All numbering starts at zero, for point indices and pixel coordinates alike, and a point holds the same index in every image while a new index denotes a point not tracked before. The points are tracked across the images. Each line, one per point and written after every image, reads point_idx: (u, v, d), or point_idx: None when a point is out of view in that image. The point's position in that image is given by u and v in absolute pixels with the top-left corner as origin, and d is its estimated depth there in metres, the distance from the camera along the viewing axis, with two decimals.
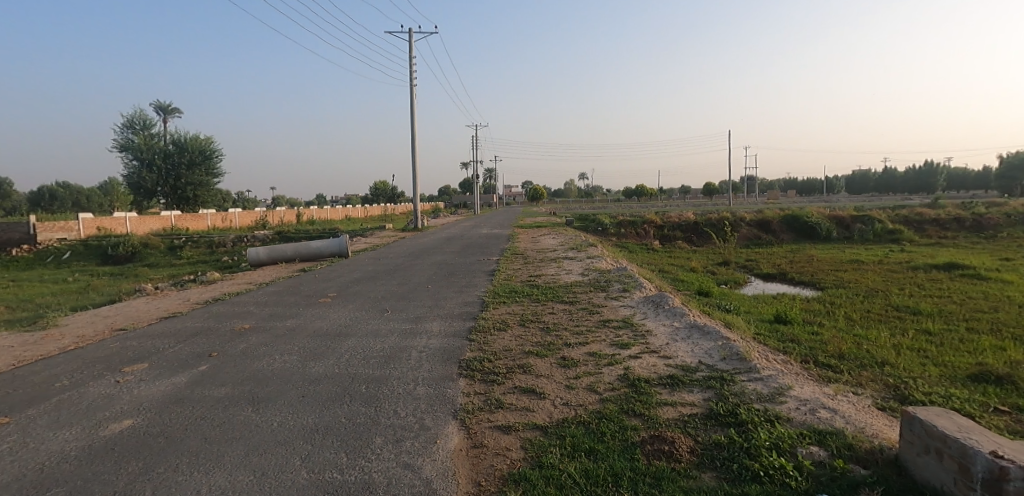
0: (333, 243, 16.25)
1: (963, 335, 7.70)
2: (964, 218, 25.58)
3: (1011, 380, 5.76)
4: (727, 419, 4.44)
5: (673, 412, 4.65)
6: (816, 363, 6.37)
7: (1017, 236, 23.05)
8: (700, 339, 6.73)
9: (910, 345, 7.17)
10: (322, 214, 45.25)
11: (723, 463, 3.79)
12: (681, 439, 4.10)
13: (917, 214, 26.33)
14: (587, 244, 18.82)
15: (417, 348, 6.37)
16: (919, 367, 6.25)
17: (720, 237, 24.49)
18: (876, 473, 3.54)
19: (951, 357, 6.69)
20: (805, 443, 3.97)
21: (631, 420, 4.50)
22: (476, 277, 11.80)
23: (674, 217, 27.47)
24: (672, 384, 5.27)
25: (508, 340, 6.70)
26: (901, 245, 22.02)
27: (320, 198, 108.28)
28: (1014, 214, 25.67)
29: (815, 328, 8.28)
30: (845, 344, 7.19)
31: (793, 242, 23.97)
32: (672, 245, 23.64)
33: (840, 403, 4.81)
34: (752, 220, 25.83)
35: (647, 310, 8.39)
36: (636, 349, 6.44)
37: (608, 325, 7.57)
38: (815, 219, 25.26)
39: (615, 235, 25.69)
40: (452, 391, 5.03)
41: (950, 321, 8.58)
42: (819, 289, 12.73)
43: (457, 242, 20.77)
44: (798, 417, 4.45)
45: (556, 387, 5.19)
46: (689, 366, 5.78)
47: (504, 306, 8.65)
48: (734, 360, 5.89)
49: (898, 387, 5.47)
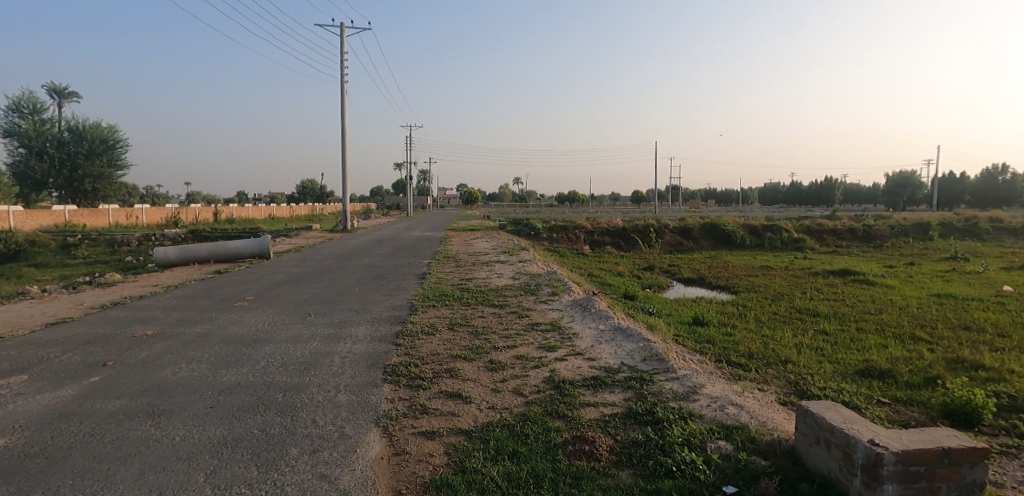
0: (253, 244, 15.50)
1: (854, 335, 8.43)
2: (856, 228, 27.89)
3: (893, 374, 6.36)
4: (645, 417, 4.64)
5: (595, 412, 4.80)
6: (728, 362, 6.76)
7: (899, 246, 25.44)
8: (623, 341, 6.97)
9: (810, 344, 7.75)
10: (243, 213, 43.14)
11: (639, 461, 3.96)
12: (601, 438, 4.24)
13: (818, 224, 28.34)
14: (519, 248, 19.09)
15: (340, 354, 6.18)
16: (817, 364, 6.76)
17: (646, 243, 25.38)
18: (774, 463, 3.82)
19: (842, 354, 7.31)
20: (713, 438, 4.22)
21: (555, 422, 4.60)
22: (405, 280, 11.63)
23: (604, 222, 28.15)
24: (595, 385, 5.43)
25: (436, 344, 6.65)
26: (804, 253, 23.75)
27: (241, 196, 103.49)
28: (896, 226, 28.34)
29: (728, 329, 8.81)
30: (754, 344, 7.67)
31: (711, 249, 25.25)
32: (600, 249, 24.35)
33: (746, 399, 5.12)
34: (675, 227, 26.98)
35: (574, 313, 8.58)
36: (562, 352, 6.58)
37: (536, 328, 7.67)
38: (732, 227, 26.73)
39: (546, 240, 26.09)
40: (376, 397, 4.91)
41: (844, 322, 9.34)
42: (734, 293, 13.50)
43: (388, 245, 20.37)
44: (709, 413, 4.72)
45: (482, 391, 5.21)
46: (612, 367, 5.98)
47: (432, 310, 8.57)
48: (654, 360, 6.15)
49: (798, 383, 5.91)
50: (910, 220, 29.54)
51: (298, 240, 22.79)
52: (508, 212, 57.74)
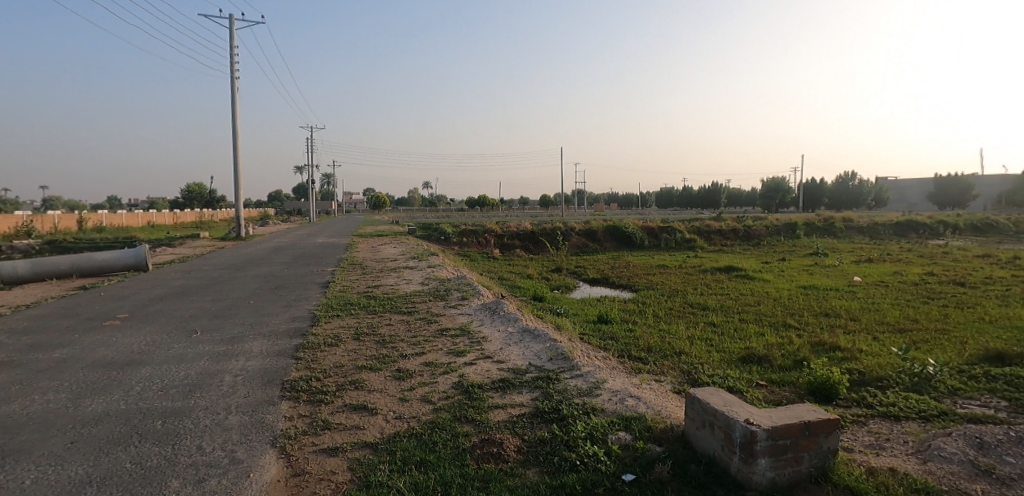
0: (125, 255, 14.15)
1: (738, 325, 9.16)
2: (738, 228, 30.27)
3: (769, 359, 6.99)
4: (550, 415, 4.78)
5: (504, 414, 4.86)
6: (630, 356, 7.09)
7: (775, 244, 27.96)
8: (531, 342, 7.10)
9: (701, 336, 8.33)
10: (117, 221, 39.19)
11: (546, 458, 4.09)
12: (509, 439, 4.32)
13: (707, 225, 30.42)
14: (428, 253, 18.87)
15: (231, 372, 5.80)
16: (706, 354, 7.28)
17: (554, 245, 26.00)
18: (667, 449, 4.15)
19: (728, 343, 7.92)
20: (614, 430, 4.47)
21: (464, 427, 4.60)
22: (307, 290, 11.12)
23: (512, 226, 28.49)
24: (504, 388, 5.49)
25: (340, 356, 6.41)
26: (695, 252, 25.44)
27: (115, 203, 93.98)
28: (771, 226, 31.13)
29: (629, 325, 9.25)
30: (652, 338, 8.11)
31: (614, 250, 26.36)
32: (510, 253, 24.63)
33: (644, 391, 5.41)
34: (580, 230, 27.87)
35: (483, 317, 8.63)
36: (471, 356, 6.59)
37: (445, 334, 7.62)
38: (632, 228, 28.06)
39: (456, 244, 25.98)
40: (271, 416, 4.66)
41: (730, 314, 10.13)
42: (634, 291, 14.18)
43: (287, 252, 19.37)
44: (610, 407, 4.94)
45: (389, 401, 5.10)
46: (520, 368, 6.08)
47: (336, 320, 8.27)
48: (560, 359, 6.32)
49: (691, 372, 6.34)
50: (782, 221, 32.56)
51: (183, 250, 21.05)
52: (417, 217, 56.75)
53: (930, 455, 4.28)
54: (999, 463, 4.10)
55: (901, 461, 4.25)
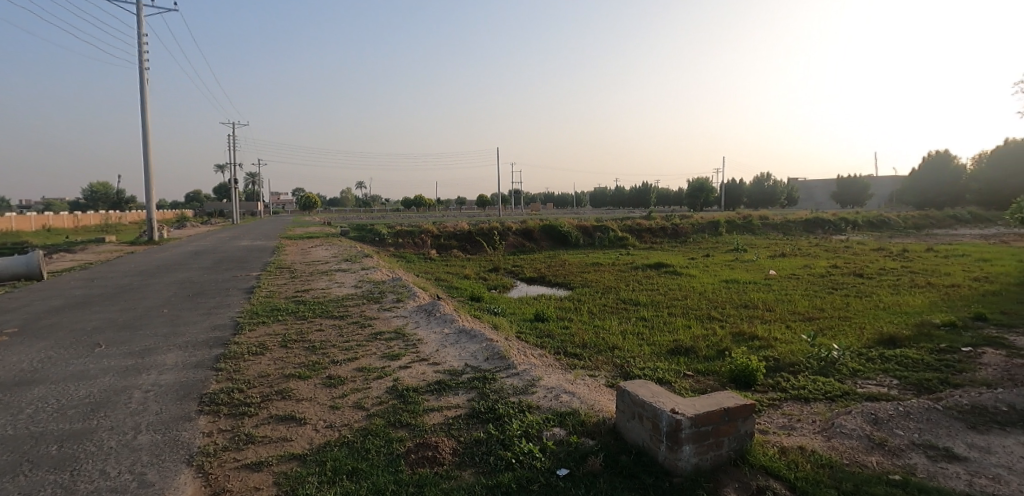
0: (17, 263, 12.91)
1: (668, 319, 9.50)
2: (667, 227, 31.44)
3: (695, 350, 7.30)
4: (486, 415, 4.76)
5: (439, 417, 4.79)
6: (566, 353, 7.19)
7: (701, 241, 29.26)
8: (467, 342, 7.05)
9: (633, 330, 8.58)
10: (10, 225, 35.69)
11: (482, 459, 4.08)
12: (444, 441, 4.27)
13: (638, 223, 31.39)
14: (361, 254, 18.38)
15: (142, 388, 5.39)
16: (638, 347, 7.50)
17: (491, 245, 26.00)
18: (600, 442, 4.24)
19: (658, 336, 8.19)
20: (549, 426, 4.53)
21: (398, 432, 4.50)
22: (230, 296, 10.55)
23: (448, 226, 28.24)
24: (439, 390, 5.41)
25: (265, 364, 6.11)
26: (628, 249, 26.21)
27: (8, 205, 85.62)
28: (697, 224, 32.56)
29: (565, 323, 9.38)
30: (587, 335, 8.27)
31: (550, 249, 26.70)
32: (447, 253, 24.41)
33: (578, 386, 5.49)
34: (517, 229, 28.01)
35: (419, 318, 8.49)
36: (406, 359, 6.46)
37: (379, 337, 7.43)
38: (567, 228, 28.52)
39: (391, 245, 25.48)
40: (188, 433, 4.37)
41: (660, 309, 10.49)
42: (570, 289, 14.42)
43: (208, 257, 18.31)
44: (545, 403, 4.99)
45: (319, 410, 4.90)
46: (456, 369, 6.02)
47: (262, 327, 7.88)
48: (496, 359, 6.31)
49: (623, 366, 6.51)
50: (707, 219, 34.12)
51: (89, 256, 19.43)
52: (350, 219, 55.07)
53: (833, 433, 4.60)
54: (891, 436, 4.50)
55: (810, 439, 4.54)
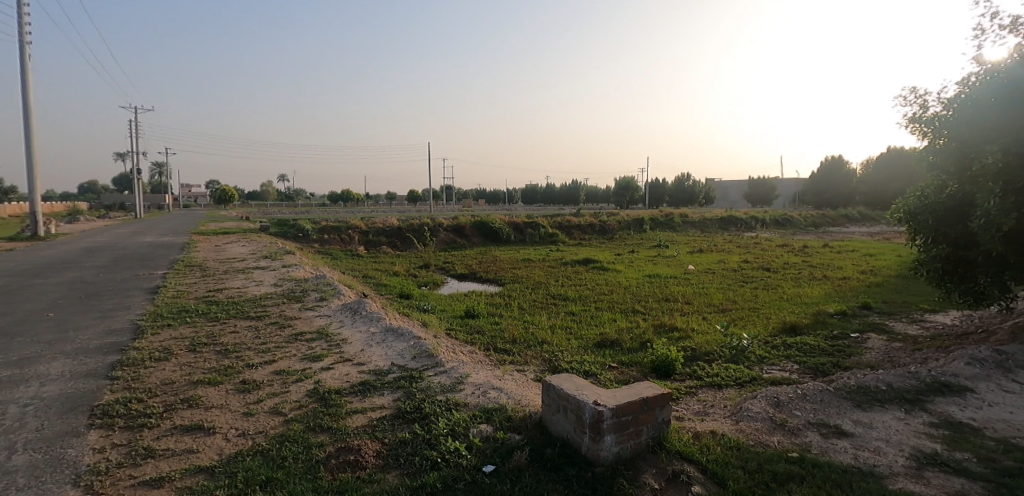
0: None
1: (595, 313, 9.73)
2: (595, 223, 32.22)
3: (620, 343, 7.52)
4: (412, 414, 4.68)
5: (364, 419, 4.65)
6: (495, 349, 7.20)
7: (628, 238, 30.21)
8: (394, 341, 6.88)
9: (562, 325, 8.72)
10: None
11: (406, 459, 4.01)
12: (367, 444, 4.16)
13: (568, 220, 31.96)
14: (283, 251, 17.55)
15: (22, 401, 4.87)
16: (566, 341, 7.63)
17: (421, 241, 25.61)
18: (526, 437, 4.27)
19: (586, 330, 8.37)
20: (476, 423, 4.51)
21: (318, 437, 4.32)
22: (131, 296, 9.76)
23: (377, 222, 27.55)
24: (364, 391, 5.26)
25: (170, 371, 5.70)
26: (558, 245, 26.63)
27: None
28: (623, 221, 33.60)
29: (496, 319, 9.39)
30: (517, 330, 8.31)
31: (482, 245, 26.67)
32: (375, 249, 23.80)
33: (506, 382, 5.50)
34: (448, 225, 27.75)
35: (344, 317, 8.20)
36: (328, 360, 6.22)
37: (300, 338, 7.11)
38: (499, 224, 28.57)
39: (316, 242, 24.54)
40: (75, 450, 4.00)
41: (588, 303, 10.72)
42: (501, 285, 14.46)
43: (109, 254, 16.87)
44: (473, 400, 4.96)
45: (231, 417, 4.62)
46: (382, 369, 5.87)
47: (168, 330, 7.34)
48: (424, 357, 6.20)
49: (552, 360, 6.60)
50: (632, 216, 35.27)
51: None
52: (271, 213, 52.55)
53: (741, 416, 4.87)
54: (790, 417, 4.83)
55: (721, 424, 4.78)
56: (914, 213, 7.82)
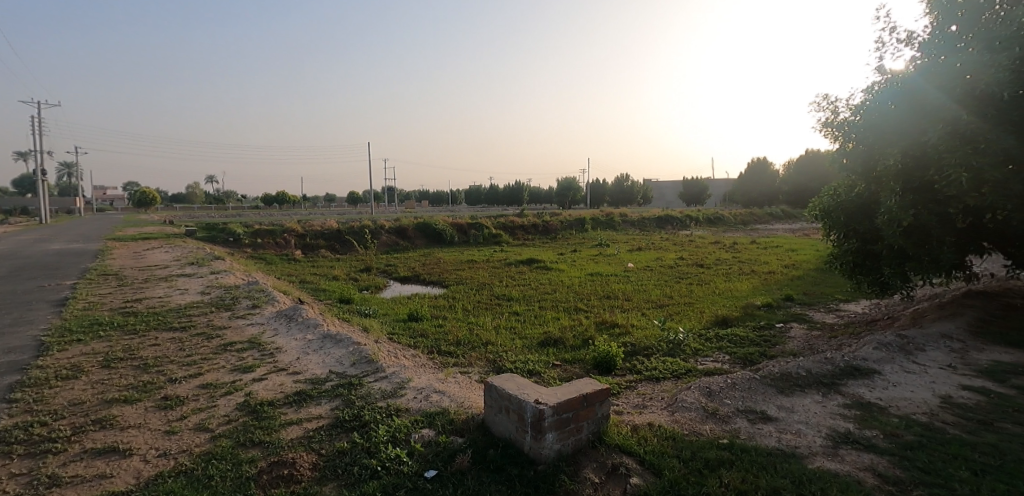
0: None
1: (539, 312, 9.82)
2: (539, 223, 32.53)
3: (563, 341, 7.62)
4: (351, 423, 4.56)
5: (299, 430, 4.49)
6: (439, 352, 7.13)
7: (570, 237, 30.69)
8: (332, 348, 6.68)
9: (506, 325, 8.75)
10: None
11: (345, 469, 3.92)
12: (302, 457, 4.03)
13: (511, 220, 32.09)
14: (211, 257, 16.69)
15: None
16: (510, 341, 7.65)
17: (361, 244, 25.03)
18: (468, 439, 4.26)
19: (529, 329, 8.43)
20: (418, 428, 4.45)
21: (249, 452, 4.14)
22: (37, 310, 9.00)
23: (315, 224, 26.69)
24: (299, 401, 5.08)
25: (82, 390, 5.31)
26: (502, 246, 26.69)
27: None
28: (565, 221, 34.10)
29: (439, 321, 9.30)
30: (461, 332, 8.27)
31: (425, 247, 26.36)
32: (313, 253, 23.08)
33: (449, 384, 5.46)
34: (390, 227, 27.26)
35: (278, 325, 7.90)
36: (261, 370, 5.97)
37: (230, 348, 6.79)
38: (442, 225, 28.34)
39: (248, 246, 23.51)
40: None
41: (531, 303, 10.81)
42: (445, 287, 14.36)
43: (13, 263, 15.51)
44: (414, 405, 4.89)
45: (151, 437, 4.36)
46: (319, 377, 5.69)
47: (78, 346, 6.83)
48: (363, 363, 6.06)
49: (496, 360, 6.61)
50: (575, 216, 35.83)
51: None
52: (199, 217, 49.88)
53: (676, 407, 5.04)
54: (721, 405, 5.04)
55: (658, 415, 4.93)
56: (828, 210, 8.37)
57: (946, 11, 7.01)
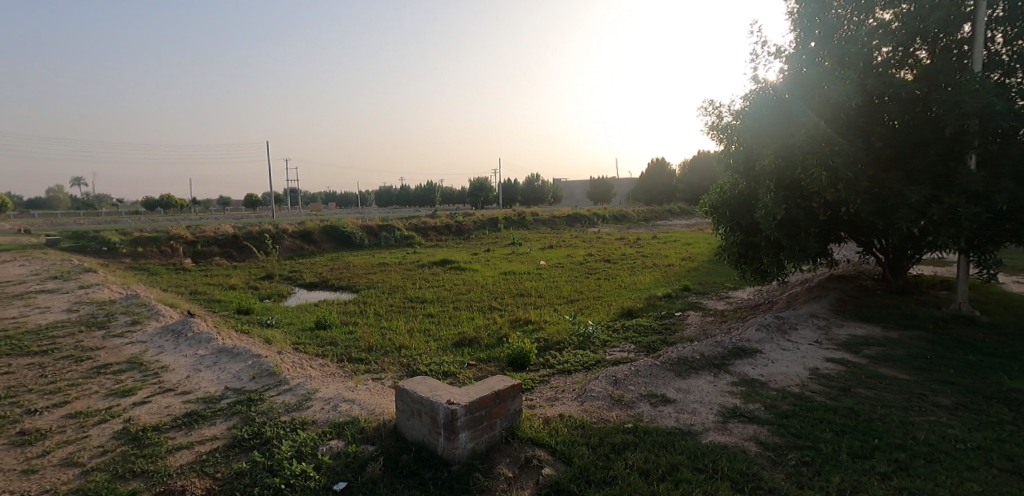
0: None
1: (453, 313, 9.78)
2: (451, 224, 32.37)
3: (478, 340, 7.64)
4: (251, 441, 4.32)
5: (189, 455, 4.19)
6: (350, 359, 6.90)
7: (483, 237, 30.82)
8: (228, 362, 6.27)
9: (419, 327, 8.63)
10: None
11: (244, 492, 3.71)
12: (193, 483, 3.77)
13: (423, 221, 31.65)
14: (81, 270, 15.03)
15: None
16: (424, 344, 7.56)
17: (262, 250, 23.65)
18: (380, 447, 4.16)
19: (444, 331, 8.37)
20: (326, 440, 4.29)
21: (129, 485, 3.81)
22: None
23: (207, 229, 24.83)
24: (190, 423, 4.73)
25: None
26: (414, 248, 26.29)
27: None
28: (478, 221, 34.18)
29: (350, 327, 8.99)
30: (373, 337, 8.05)
31: (332, 251, 25.40)
32: (206, 262, 21.49)
33: (358, 392, 5.30)
34: (294, 231, 25.98)
35: (164, 342, 7.29)
36: (143, 393, 5.49)
37: (106, 371, 6.18)
38: (350, 228, 27.44)
39: (127, 256, 21.42)
40: None
41: (445, 304, 10.75)
42: (354, 292, 13.92)
43: None
44: (322, 416, 4.71)
45: (5, 480, 3.89)
46: (214, 395, 5.33)
47: None
48: (264, 377, 5.74)
49: (410, 364, 6.51)
50: (487, 216, 35.98)
51: None
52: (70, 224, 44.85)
53: (585, 397, 5.21)
54: (626, 392, 5.27)
55: (568, 406, 5.07)
56: (717, 206, 9.00)
57: (805, 30, 7.81)
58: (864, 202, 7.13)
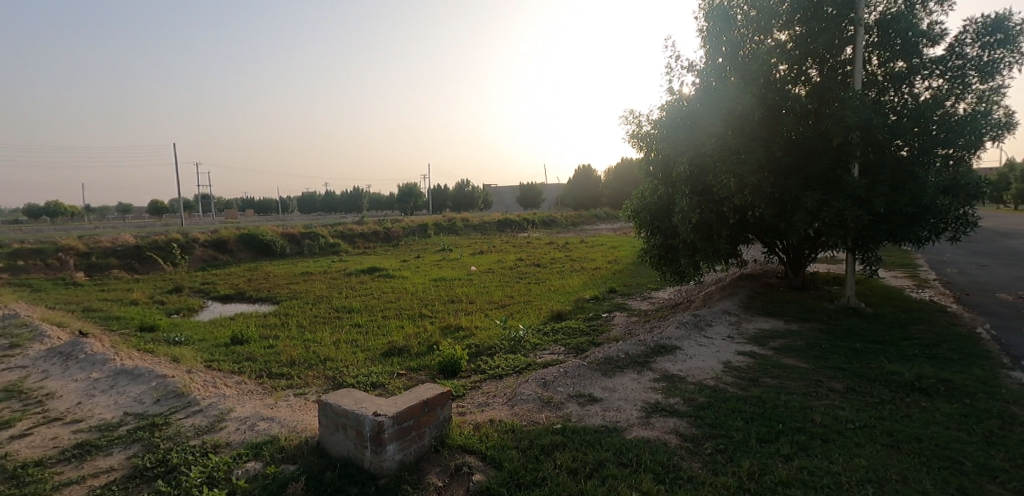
0: None
1: (381, 322, 9.50)
2: (379, 231, 31.61)
3: (407, 349, 7.45)
4: (154, 470, 3.96)
5: (80, 491, 3.79)
6: (270, 375, 6.51)
7: (412, 243, 30.31)
8: (128, 385, 5.74)
9: (346, 338, 8.31)
10: None
11: None
12: None
13: (350, 228, 30.68)
14: None
15: None
16: (351, 355, 7.29)
17: (170, 262, 22.04)
18: (301, 465, 3.93)
19: (372, 340, 8.10)
20: (241, 462, 4.01)
21: None
22: None
23: (104, 239, 22.77)
24: (83, 454, 4.28)
25: None
26: (340, 256, 25.43)
27: None
28: (407, 227, 33.57)
29: (270, 341, 8.51)
30: (296, 350, 7.66)
31: (250, 261, 24.08)
32: (104, 275, 19.72)
33: (278, 409, 5.00)
34: (207, 240, 24.41)
35: (51, 366, 6.59)
36: (24, 424, 4.92)
37: None
38: (270, 237, 26.15)
39: (7, 271, 19.25)
40: None
41: (372, 313, 10.43)
42: (274, 303, 13.25)
43: None
44: (237, 437, 4.40)
45: None
46: (111, 422, 4.86)
47: None
48: (170, 398, 5.31)
49: (336, 377, 6.24)
50: (416, 222, 35.42)
51: None
52: None
53: (515, 401, 5.19)
54: (555, 393, 5.29)
55: (497, 411, 5.02)
56: (639, 210, 9.29)
57: (714, 47, 8.29)
58: (768, 205, 7.59)
